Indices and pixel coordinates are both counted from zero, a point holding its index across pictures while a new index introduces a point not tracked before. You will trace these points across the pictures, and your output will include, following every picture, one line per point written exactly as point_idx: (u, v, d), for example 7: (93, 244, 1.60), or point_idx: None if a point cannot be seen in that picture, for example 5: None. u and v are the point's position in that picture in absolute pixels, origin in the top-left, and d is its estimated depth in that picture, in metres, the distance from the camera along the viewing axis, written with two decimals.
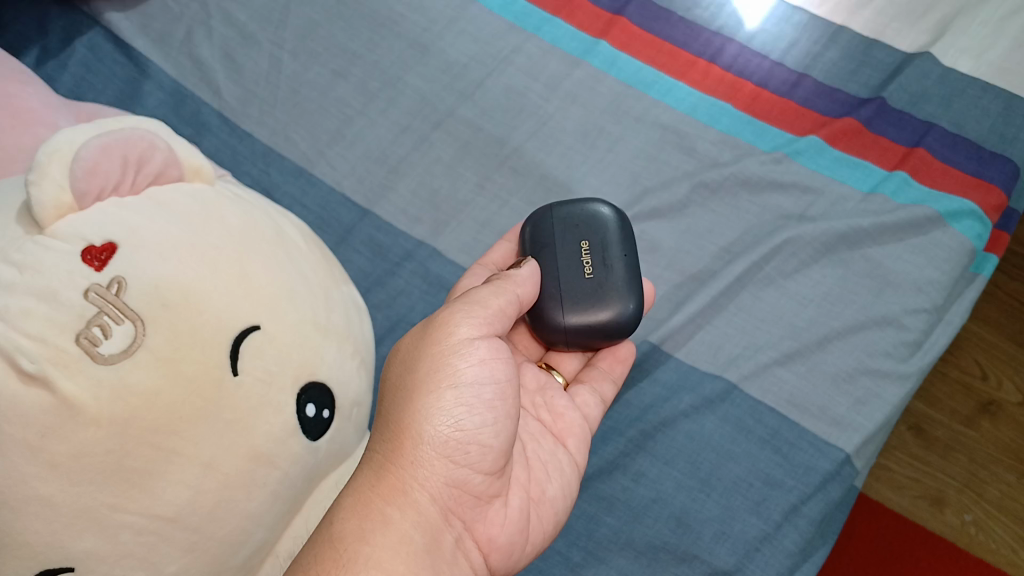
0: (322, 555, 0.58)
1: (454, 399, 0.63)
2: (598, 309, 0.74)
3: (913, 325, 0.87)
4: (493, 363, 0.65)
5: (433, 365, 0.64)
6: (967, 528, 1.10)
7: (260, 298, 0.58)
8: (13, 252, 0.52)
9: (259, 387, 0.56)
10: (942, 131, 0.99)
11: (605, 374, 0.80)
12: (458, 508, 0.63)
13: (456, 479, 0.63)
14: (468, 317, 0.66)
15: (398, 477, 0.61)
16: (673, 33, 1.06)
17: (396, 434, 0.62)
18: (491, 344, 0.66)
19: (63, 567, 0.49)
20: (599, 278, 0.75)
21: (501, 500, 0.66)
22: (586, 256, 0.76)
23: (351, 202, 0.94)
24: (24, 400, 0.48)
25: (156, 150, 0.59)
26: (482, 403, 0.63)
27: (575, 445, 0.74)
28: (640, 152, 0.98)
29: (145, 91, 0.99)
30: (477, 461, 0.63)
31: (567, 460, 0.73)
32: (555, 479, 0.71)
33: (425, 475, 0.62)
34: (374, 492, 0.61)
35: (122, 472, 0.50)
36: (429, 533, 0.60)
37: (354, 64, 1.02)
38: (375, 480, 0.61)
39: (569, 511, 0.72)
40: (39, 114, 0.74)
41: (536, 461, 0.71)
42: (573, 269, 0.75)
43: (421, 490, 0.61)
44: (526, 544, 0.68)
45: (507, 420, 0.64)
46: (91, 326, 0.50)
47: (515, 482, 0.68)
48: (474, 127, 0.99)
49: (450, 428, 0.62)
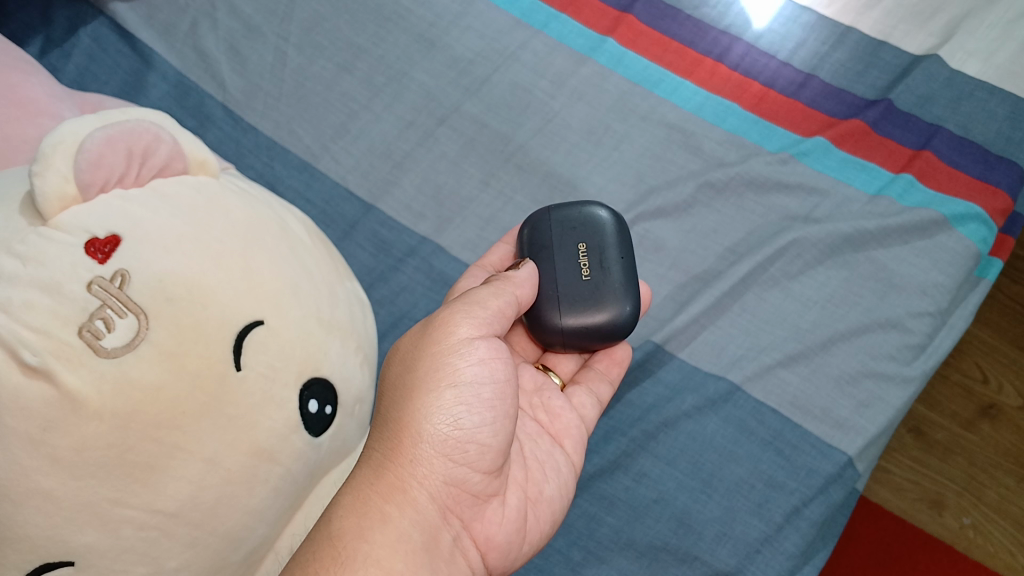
0: (321, 552, 0.57)
1: (453, 398, 0.63)
2: (595, 312, 0.73)
3: (917, 328, 0.87)
4: (493, 363, 0.65)
5: (432, 365, 0.64)
6: (966, 531, 1.09)
7: (264, 293, 0.57)
8: (17, 243, 0.52)
9: (261, 382, 0.55)
10: (949, 134, 0.98)
11: (602, 376, 0.79)
12: (456, 507, 0.63)
13: (454, 478, 0.62)
14: (468, 317, 0.66)
15: (397, 476, 0.61)
16: (680, 31, 1.05)
17: (395, 432, 0.62)
18: (491, 344, 0.66)
19: (63, 561, 0.49)
20: (596, 280, 0.75)
21: (499, 499, 0.66)
22: (583, 258, 0.76)
23: (355, 197, 0.94)
24: (27, 392, 0.48)
25: (162, 142, 0.59)
26: (482, 403, 0.63)
27: (572, 446, 0.74)
28: (646, 151, 0.98)
29: (149, 82, 0.99)
30: (475, 461, 0.63)
31: (564, 461, 0.72)
32: (553, 479, 0.70)
33: (424, 473, 0.61)
34: (374, 490, 0.60)
35: (124, 467, 0.50)
36: (428, 532, 0.60)
37: (360, 59, 1.02)
38: (374, 478, 0.61)
39: (566, 511, 0.72)
40: (43, 104, 0.73)
41: (534, 460, 0.71)
42: (570, 272, 0.75)
43: (420, 488, 0.61)
44: (524, 544, 0.68)
45: (506, 419, 0.64)
46: (94, 319, 0.50)
47: (512, 482, 0.68)
48: (480, 123, 0.98)
49: (449, 427, 0.62)
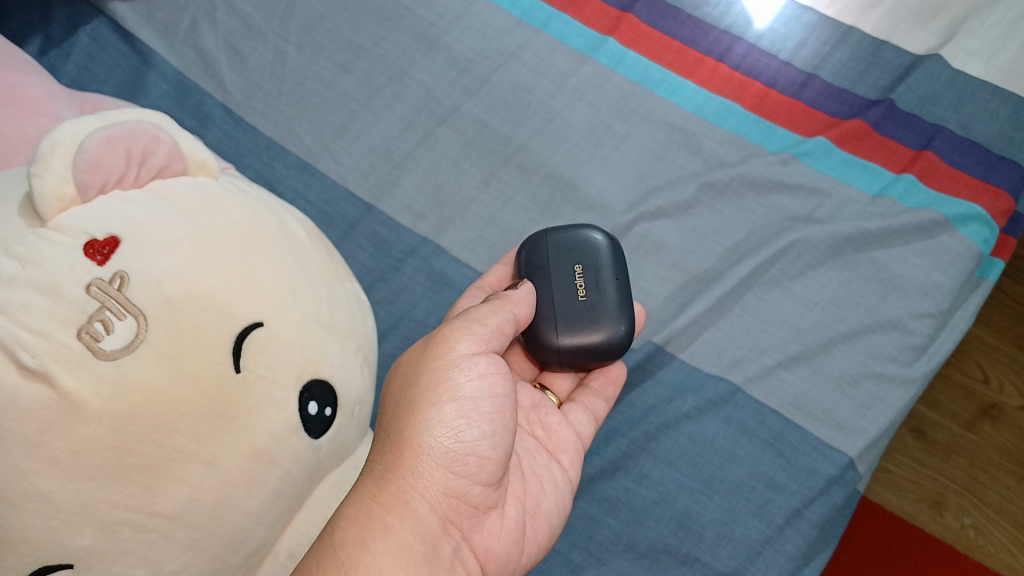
0: (325, 560, 0.57)
1: (453, 411, 0.63)
2: (591, 331, 0.73)
3: (918, 329, 0.86)
4: (493, 377, 0.65)
5: (433, 379, 0.64)
6: (966, 531, 1.09)
7: (263, 295, 0.57)
8: (15, 244, 0.52)
9: (261, 384, 0.55)
10: (950, 134, 0.98)
11: (598, 394, 0.79)
12: (457, 518, 0.63)
13: (455, 489, 0.62)
14: (468, 332, 0.66)
15: (399, 487, 0.61)
16: (681, 31, 1.05)
17: (396, 445, 0.62)
18: (491, 359, 0.66)
19: (62, 564, 0.49)
20: (592, 300, 0.74)
21: (498, 511, 0.66)
22: (579, 279, 0.76)
23: (355, 197, 0.94)
24: (25, 395, 0.48)
25: (160, 143, 0.59)
26: (482, 415, 0.63)
27: (568, 461, 0.74)
28: (647, 151, 0.98)
29: (149, 82, 0.99)
30: (475, 473, 0.63)
31: (561, 475, 0.72)
32: (551, 492, 0.70)
33: (425, 485, 0.61)
34: (375, 501, 0.60)
35: (123, 469, 0.49)
36: (428, 543, 0.60)
37: (360, 58, 1.02)
38: (375, 488, 0.61)
39: (563, 523, 0.72)
40: (42, 105, 0.73)
41: (531, 473, 0.71)
42: (567, 292, 0.75)
43: (421, 499, 0.61)
44: (522, 555, 0.68)
45: (505, 432, 0.64)
46: (93, 321, 0.50)
47: (511, 494, 0.68)
48: (480, 123, 0.98)
49: (450, 440, 0.62)
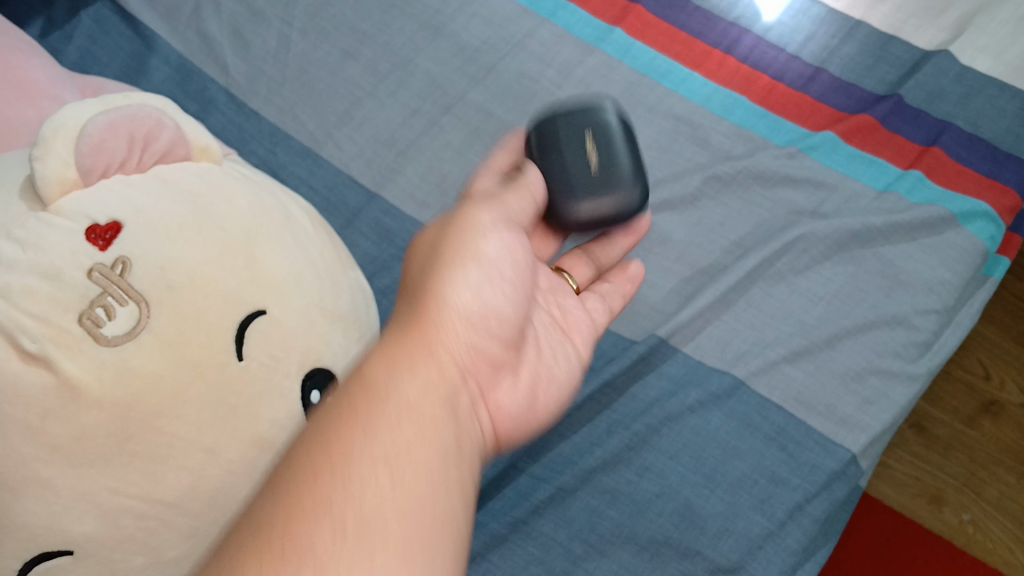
0: (340, 397, 0.50)
1: (477, 270, 0.58)
2: (606, 197, 0.71)
3: (923, 325, 0.86)
4: (517, 251, 0.61)
5: (456, 241, 0.59)
6: (965, 527, 1.09)
7: (267, 282, 0.56)
8: (16, 228, 0.51)
9: (263, 372, 0.54)
10: (958, 130, 0.97)
11: (617, 291, 0.78)
12: (475, 367, 0.57)
13: (477, 347, 0.57)
14: (492, 215, 0.62)
15: (421, 334, 0.54)
16: (689, 22, 1.04)
17: (417, 297, 0.57)
18: (514, 238, 0.62)
19: (62, 550, 0.48)
20: (605, 167, 0.71)
21: (512, 375, 0.60)
22: (590, 141, 0.72)
23: (359, 185, 0.93)
24: (26, 380, 0.48)
25: (165, 129, 0.58)
26: (507, 281, 0.59)
27: (582, 341, 0.70)
28: (652, 142, 0.97)
29: (151, 66, 0.98)
30: (497, 335, 0.58)
31: (574, 353, 0.68)
32: (563, 364, 0.66)
33: (447, 339, 0.55)
34: (396, 340, 0.53)
35: (124, 457, 0.49)
36: (450, 392, 0.53)
37: (365, 45, 1.01)
38: (398, 337, 0.54)
39: (569, 400, 0.67)
40: (43, 86, 0.72)
41: (546, 342, 0.66)
42: (580, 162, 0.71)
43: (445, 351, 0.55)
44: (534, 413, 0.63)
45: (525, 299, 0.60)
46: (94, 306, 0.49)
47: (525, 356, 0.63)
48: (485, 112, 0.97)
49: (472, 297, 0.57)
